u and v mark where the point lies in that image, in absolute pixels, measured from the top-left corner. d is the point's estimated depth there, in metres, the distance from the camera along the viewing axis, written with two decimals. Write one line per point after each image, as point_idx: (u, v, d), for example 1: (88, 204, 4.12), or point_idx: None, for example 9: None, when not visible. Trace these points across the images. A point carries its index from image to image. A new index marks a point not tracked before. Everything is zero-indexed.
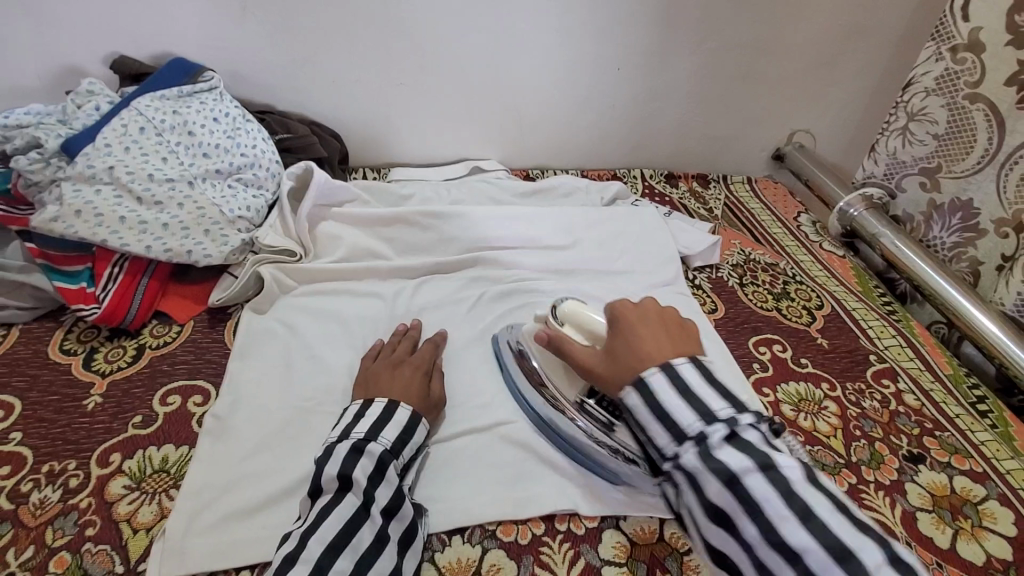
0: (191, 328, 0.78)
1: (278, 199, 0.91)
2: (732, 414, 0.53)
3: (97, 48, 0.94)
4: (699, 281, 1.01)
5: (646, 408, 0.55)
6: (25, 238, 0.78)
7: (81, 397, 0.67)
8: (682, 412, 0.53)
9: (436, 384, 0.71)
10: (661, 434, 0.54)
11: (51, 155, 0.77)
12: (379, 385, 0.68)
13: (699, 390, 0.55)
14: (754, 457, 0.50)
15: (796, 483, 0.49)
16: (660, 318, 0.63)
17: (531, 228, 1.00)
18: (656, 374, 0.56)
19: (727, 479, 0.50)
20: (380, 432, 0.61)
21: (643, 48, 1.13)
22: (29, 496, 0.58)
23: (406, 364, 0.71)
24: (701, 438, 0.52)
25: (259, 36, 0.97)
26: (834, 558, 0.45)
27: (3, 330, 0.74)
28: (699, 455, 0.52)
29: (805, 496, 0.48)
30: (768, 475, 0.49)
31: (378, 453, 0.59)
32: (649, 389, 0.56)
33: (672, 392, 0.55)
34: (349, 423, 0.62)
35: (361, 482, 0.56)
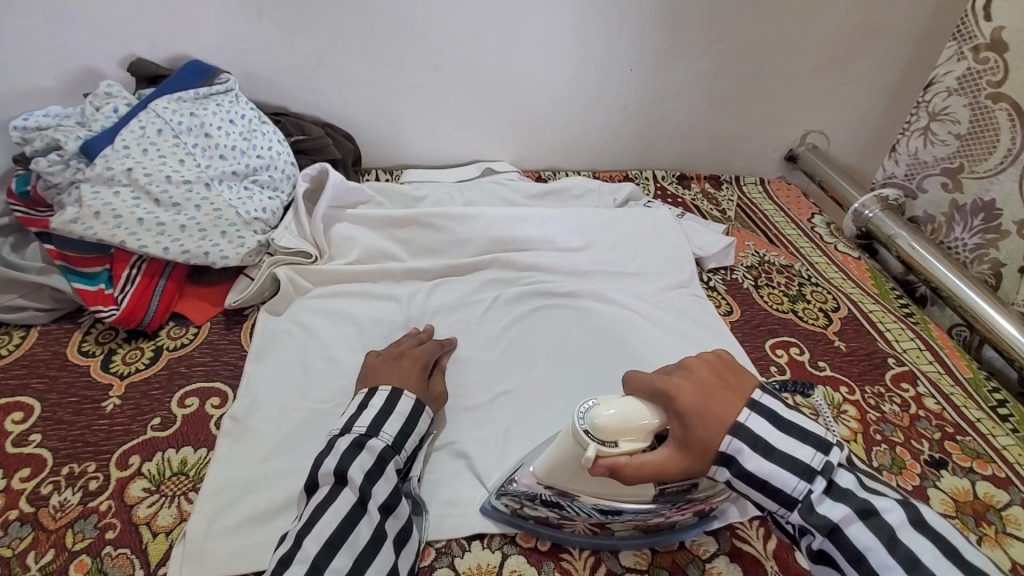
0: (208, 330, 0.78)
1: (293, 201, 0.91)
2: (827, 462, 0.50)
3: (114, 50, 0.95)
4: (714, 283, 1.00)
5: (740, 477, 0.50)
6: (45, 240, 0.78)
7: (100, 399, 0.67)
8: (779, 476, 0.49)
9: (435, 381, 0.71)
10: (764, 499, 0.51)
11: (70, 157, 0.78)
12: (386, 374, 0.68)
13: (789, 443, 0.50)
14: (855, 509, 0.47)
15: (903, 531, 0.46)
16: (700, 368, 0.54)
17: (544, 229, 0.99)
18: (732, 441, 0.50)
19: (832, 534, 0.48)
20: (382, 426, 0.60)
21: (655, 47, 1.12)
22: (49, 499, 0.58)
23: (408, 357, 0.71)
24: (805, 498, 0.49)
25: (273, 38, 0.97)
26: None
27: (22, 332, 0.74)
28: (803, 515, 0.49)
29: (912, 543, 0.46)
30: (872, 525, 0.47)
31: (378, 449, 0.58)
32: (733, 460, 0.50)
33: (758, 456, 0.49)
34: (353, 415, 0.61)
35: (359, 478, 0.54)
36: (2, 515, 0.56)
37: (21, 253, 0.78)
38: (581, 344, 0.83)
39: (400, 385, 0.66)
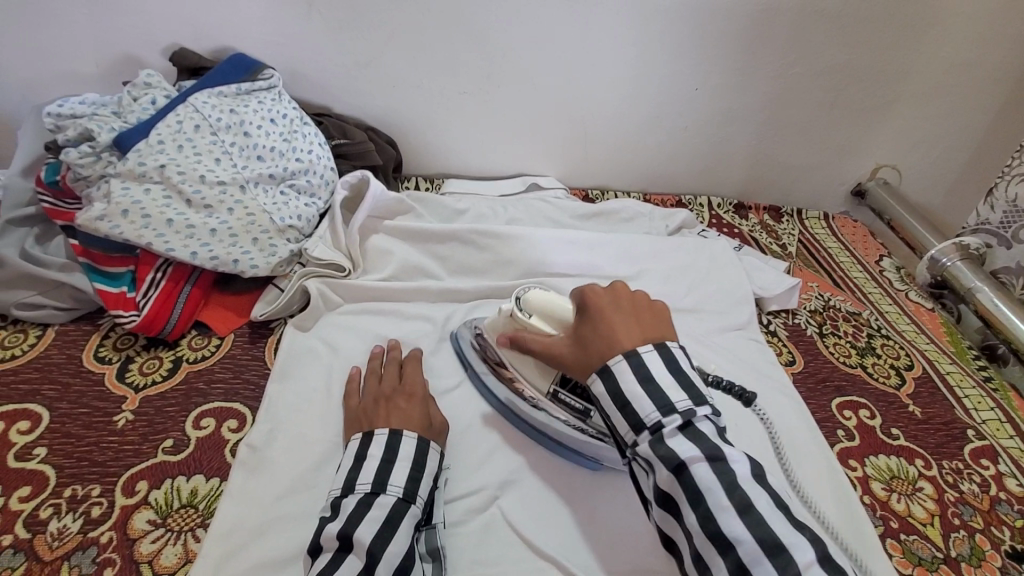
0: (232, 342, 0.73)
1: (330, 208, 0.86)
2: (690, 406, 0.49)
3: (158, 38, 0.91)
4: (774, 327, 0.92)
5: (609, 398, 0.52)
6: (71, 234, 0.74)
7: (113, 412, 0.63)
8: (640, 402, 0.49)
9: (435, 411, 0.64)
10: (622, 426, 0.50)
11: (102, 150, 0.73)
12: (382, 414, 0.61)
13: (661, 377, 0.50)
14: (702, 447, 0.47)
15: (744, 477, 0.46)
16: (629, 296, 0.58)
17: (592, 255, 0.92)
18: (617, 360, 0.52)
19: (673, 467, 0.47)
20: (388, 478, 0.54)
21: (726, 69, 1.05)
22: (47, 525, 0.53)
23: (402, 390, 0.64)
24: (657, 427, 0.49)
25: (323, 34, 0.93)
26: (765, 552, 0.43)
27: (38, 331, 0.70)
28: (652, 444, 0.48)
29: (750, 491, 0.46)
30: (714, 467, 0.46)
31: (389, 505, 0.52)
32: (610, 376, 0.52)
33: (632, 379, 0.50)
34: (349, 471, 0.55)
35: (366, 542, 0.48)
36: None
37: (45, 245, 0.74)
38: None
39: (401, 426, 0.59)
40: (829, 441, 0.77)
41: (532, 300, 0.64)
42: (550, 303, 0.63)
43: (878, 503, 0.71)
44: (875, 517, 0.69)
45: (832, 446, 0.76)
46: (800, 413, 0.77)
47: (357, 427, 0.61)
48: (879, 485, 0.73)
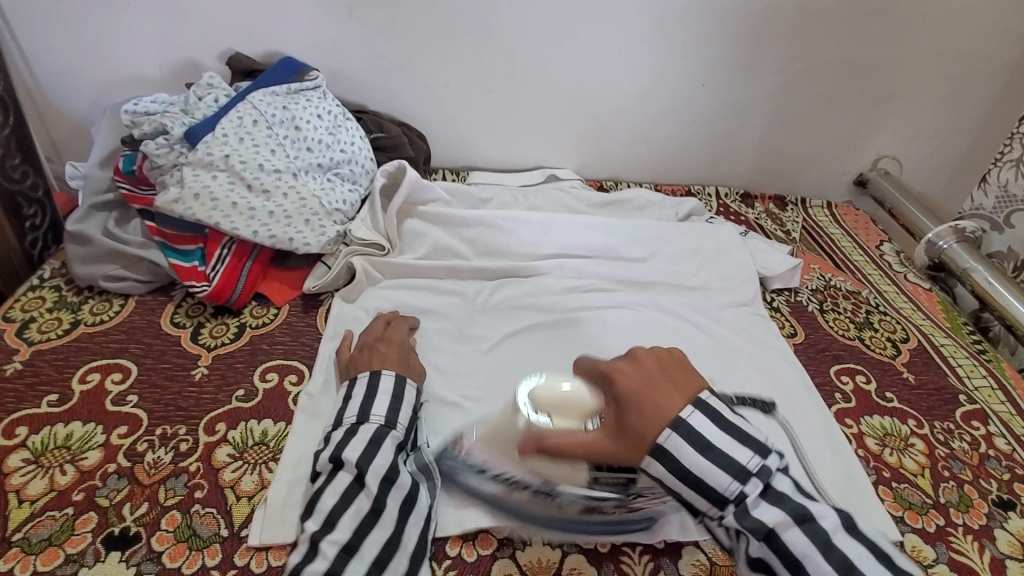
0: (287, 311, 0.82)
1: (370, 194, 0.95)
2: (764, 465, 0.49)
3: (216, 44, 1.01)
4: (778, 303, 0.99)
5: (675, 478, 0.49)
6: (147, 217, 0.84)
7: (190, 367, 0.72)
8: (714, 477, 0.48)
9: (410, 357, 0.73)
10: (697, 498, 0.49)
11: (175, 142, 0.83)
12: (364, 358, 0.70)
13: (723, 442, 0.49)
14: (789, 512, 0.48)
15: (835, 533, 0.48)
16: (650, 359, 0.54)
17: (606, 238, 1.00)
18: (668, 435, 0.49)
19: (764, 536, 0.48)
20: (370, 409, 0.63)
21: (732, 66, 1.13)
22: (144, 456, 0.62)
23: (379, 338, 0.73)
24: (740, 498, 0.48)
25: (362, 38, 1.02)
26: None
27: (121, 301, 0.80)
28: (738, 517, 0.48)
29: (845, 548, 0.47)
30: (805, 529, 0.47)
31: (372, 430, 0.61)
32: (669, 455, 0.49)
33: (694, 453, 0.48)
34: (340, 408, 0.64)
35: (353, 458, 0.58)
36: (102, 467, 0.60)
37: (123, 227, 0.84)
38: None
39: (382, 366, 0.68)
40: (827, 403, 0.84)
41: (540, 398, 0.61)
42: (560, 397, 0.59)
43: (871, 456, 0.78)
44: (869, 467, 0.76)
45: (830, 407, 0.83)
46: (800, 379, 0.85)
47: (347, 373, 0.70)
48: (873, 441, 0.80)
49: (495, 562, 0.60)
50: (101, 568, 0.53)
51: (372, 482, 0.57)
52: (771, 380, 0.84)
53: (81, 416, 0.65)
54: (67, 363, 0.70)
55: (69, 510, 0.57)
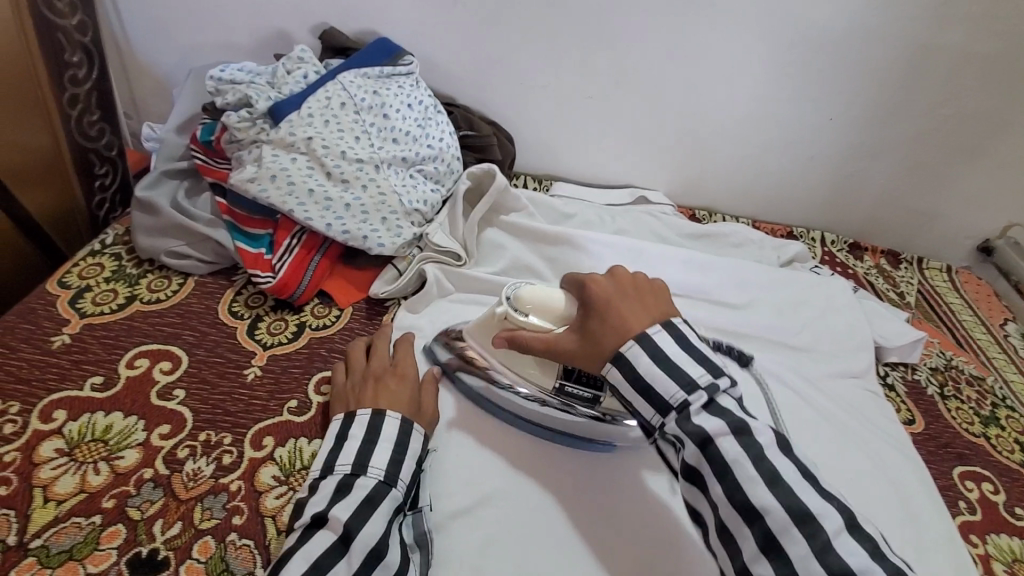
0: (350, 314, 0.76)
1: (452, 196, 0.87)
2: (712, 380, 0.48)
3: (309, 17, 0.95)
4: (891, 379, 0.87)
5: (628, 383, 0.50)
6: (219, 193, 0.79)
7: (243, 365, 0.66)
8: (663, 383, 0.48)
9: (427, 395, 0.63)
10: (643, 404, 0.49)
11: (258, 116, 0.77)
12: (369, 393, 0.60)
13: (678, 358, 0.49)
14: (728, 422, 0.47)
15: (770, 449, 0.46)
16: (632, 280, 0.55)
17: (702, 278, 0.90)
18: (632, 346, 0.50)
19: (702, 443, 0.47)
20: (368, 459, 0.54)
21: (870, 102, 1.00)
22: (184, 465, 0.56)
23: (390, 367, 0.64)
24: (683, 405, 0.48)
25: (463, 27, 0.94)
26: (794, 520, 0.43)
27: (181, 279, 0.74)
28: (678, 423, 0.48)
29: (776, 461, 0.46)
30: (740, 440, 0.46)
31: (370, 487, 0.52)
32: (627, 364, 0.50)
33: (648, 364, 0.49)
34: (332, 454, 0.55)
35: (342, 518, 0.49)
36: (138, 471, 0.54)
37: (193, 200, 0.79)
38: None
39: (387, 407, 0.59)
40: (950, 511, 0.72)
41: (523, 297, 0.61)
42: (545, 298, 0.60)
43: None
44: None
45: (953, 517, 0.71)
46: (918, 476, 0.73)
47: (343, 407, 0.60)
48: (1003, 567, 0.67)
49: None
50: None
51: (356, 553, 0.47)
52: (884, 473, 0.73)
53: (124, 407, 0.59)
54: (117, 344, 0.65)
55: (96, 518, 0.51)
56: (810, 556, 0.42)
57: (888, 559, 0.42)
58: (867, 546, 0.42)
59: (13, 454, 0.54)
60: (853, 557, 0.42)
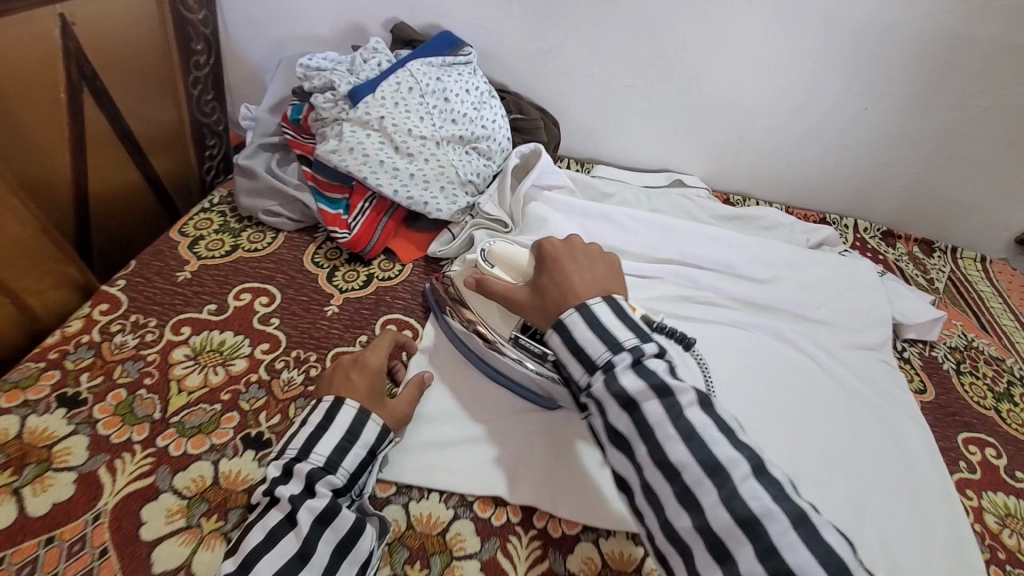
0: (411, 269, 0.88)
1: (501, 171, 0.98)
2: (638, 344, 0.52)
3: (382, 12, 1.08)
4: (908, 354, 0.92)
5: (566, 348, 0.55)
6: (304, 163, 0.93)
7: (324, 303, 0.79)
8: (591, 345, 0.53)
9: (394, 401, 0.65)
10: (575, 366, 0.54)
11: (340, 98, 0.90)
12: (332, 384, 0.63)
13: (610, 322, 0.54)
14: (650, 384, 0.50)
15: (689, 408, 0.49)
16: (582, 248, 0.63)
17: (728, 252, 0.97)
18: (571, 313, 0.56)
19: (624, 403, 0.50)
20: (313, 446, 0.57)
21: (904, 92, 1.04)
22: (281, 373, 0.69)
23: (356, 361, 0.65)
24: (609, 365, 0.52)
25: (517, 20, 1.05)
26: (705, 472, 0.47)
27: (273, 234, 0.88)
28: (605, 382, 0.51)
29: (694, 420, 0.49)
30: (663, 402, 0.49)
31: (305, 471, 0.55)
32: (564, 327, 0.55)
33: (584, 328, 0.54)
34: (287, 440, 0.59)
35: (287, 495, 0.53)
36: (246, 375, 0.68)
37: (283, 168, 0.93)
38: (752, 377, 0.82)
39: (342, 395, 0.61)
40: (949, 469, 0.78)
41: (495, 253, 0.73)
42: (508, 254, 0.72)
43: (988, 534, 0.72)
44: (983, 544, 0.71)
45: (951, 473, 0.77)
46: (921, 437, 0.79)
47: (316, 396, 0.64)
48: (994, 519, 0.74)
49: (577, 543, 0.61)
50: (238, 461, 0.60)
51: (303, 522, 0.52)
52: (888, 431, 0.79)
53: (233, 328, 0.73)
54: (226, 280, 0.79)
55: (217, 405, 0.65)
56: (718, 503, 0.46)
57: (793, 501, 0.45)
58: (771, 490, 0.45)
59: (153, 355, 0.68)
60: (755, 501, 0.45)
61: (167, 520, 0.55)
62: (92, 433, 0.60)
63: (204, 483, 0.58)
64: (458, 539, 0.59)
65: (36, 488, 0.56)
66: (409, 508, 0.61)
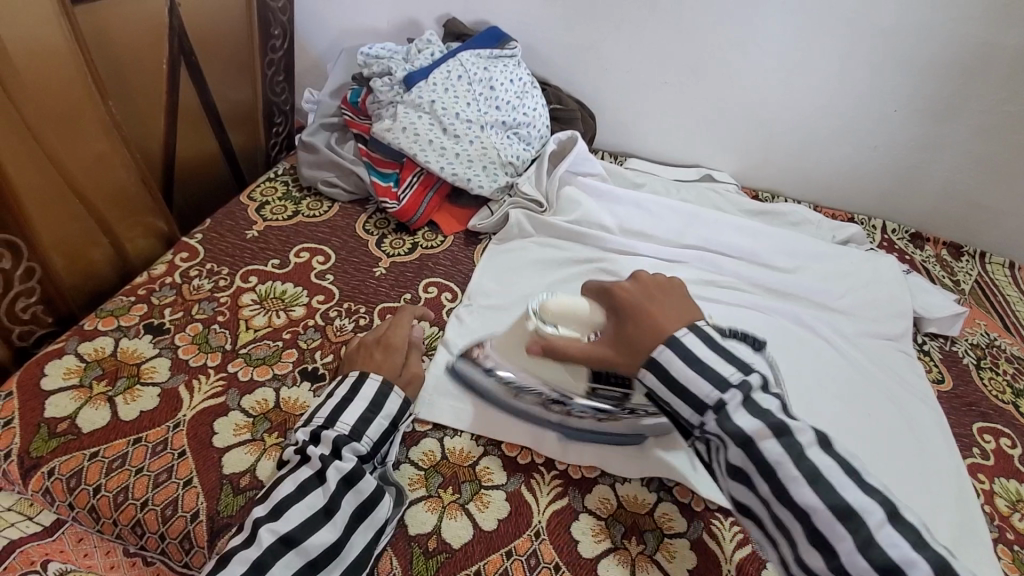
0: (452, 241, 0.95)
1: (540, 156, 1.05)
2: (743, 379, 0.54)
3: (436, 9, 1.17)
4: (928, 347, 0.94)
5: (663, 383, 0.56)
6: (360, 142, 1.02)
7: (373, 265, 0.87)
8: (697, 383, 0.54)
9: (412, 361, 0.71)
10: (680, 405, 0.55)
11: (397, 83, 0.98)
12: (357, 361, 0.69)
13: (709, 358, 0.55)
14: (767, 423, 0.52)
15: (810, 445, 0.52)
16: (654, 281, 0.64)
17: (753, 242, 1.01)
18: (662, 350, 0.56)
19: (742, 442, 0.52)
20: (338, 416, 0.61)
21: (934, 97, 1.06)
22: (334, 320, 0.77)
23: (379, 341, 0.71)
24: (718, 404, 0.53)
25: (561, 18, 1.12)
26: (838, 516, 0.49)
27: (330, 204, 0.97)
28: (718, 422, 0.53)
29: (816, 459, 0.51)
30: (782, 441, 0.51)
31: (332, 439, 0.59)
32: (658, 365, 0.56)
33: (680, 364, 0.55)
34: (316, 408, 0.63)
35: (318, 454, 0.58)
36: (305, 320, 0.76)
37: (341, 146, 1.03)
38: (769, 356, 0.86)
39: (368, 370, 0.67)
40: (960, 454, 0.81)
41: (549, 310, 0.69)
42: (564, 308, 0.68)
43: (998, 515, 0.75)
44: (991, 524, 0.73)
45: (962, 458, 0.80)
46: (934, 422, 0.82)
47: (341, 371, 0.69)
48: (1004, 502, 0.76)
49: (595, 485, 0.66)
50: (296, 390, 0.68)
51: (331, 479, 0.56)
52: (902, 414, 0.82)
53: (294, 280, 0.81)
54: (288, 240, 0.88)
55: (279, 342, 0.73)
56: (856, 549, 0.48)
57: (929, 548, 0.47)
58: (911, 537, 0.48)
59: (225, 297, 0.77)
60: (894, 548, 0.47)
61: (236, 432, 0.63)
62: (173, 356, 0.69)
63: (267, 405, 0.66)
64: (486, 471, 0.66)
65: (128, 397, 0.64)
66: (443, 442, 0.68)
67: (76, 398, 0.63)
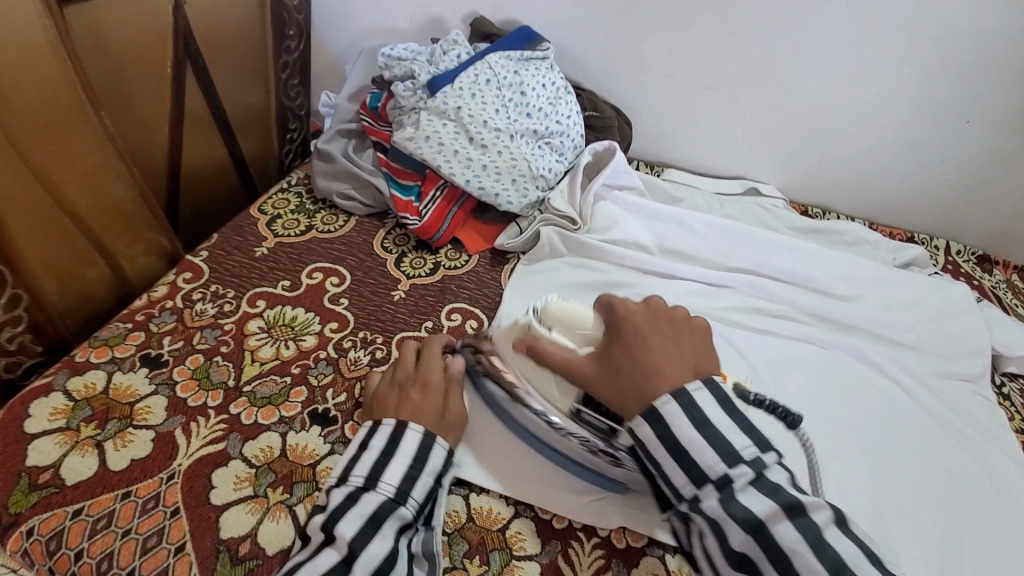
0: (477, 261, 0.88)
1: (573, 168, 0.96)
2: (755, 454, 0.50)
3: (463, 6, 1.09)
4: (1008, 389, 0.85)
5: (661, 445, 0.52)
6: (380, 150, 0.94)
7: (391, 288, 0.80)
8: (702, 452, 0.50)
9: (454, 398, 0.63)
10: (677, 474, 0.51)
11: (419, 87, 0.90)
12: (385, 404, 0.61)
13: (724, 425, 0.51)
14: (778, 502, 0.48)
15: (829, 529, 0.47)
16: (667, 316, 0.60)
17: (808, 266, 0.91)
18: (667, 401, 0.53)
19: (750, 527, 0.48)
20: (381, 475, 0.54)
21: (1013, 108, 0.96)
22: (348, 352, 0.70)
23: (415, 379, 0.63)
24: (723, 478, 0.49)
25: (598, 18, 1.03)
26: None
27: (346, 218, 0.90)
28: (721, 500, 0.49)
29: (837, 545, 0.46)
30: (796, 523, 0.47)
31: (377, 503, 0.52)
32: (663, 421, 0.52)
33: (684, 423, 0.51)
34: (351, 463, 0.55)
35: (343, 537, 0.49)
36: (316, 351, 0.69)
37: (360, 154, 0.95)
38: (830, 398, 0.77)
39: (412, 419, 0.59)
40: None
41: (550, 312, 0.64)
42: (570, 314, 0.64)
43: None
44: None
45: None
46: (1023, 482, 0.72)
47: (370, 414, 0.61)
48: None
49: (642, 558, 0.58)
50: (305, 436, 0.61)
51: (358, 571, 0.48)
52: (985, 471, 0.72)
53: (305, 304, 0.74)
54: (301, 259, 0.81)
55: (287, 378, 0.66)
56: None
57: None
58: None
59: (230, 324, 0.70)
60: None
61: (236, 486, 0.56)
62: (170, 394, 0.62)
63: (272, 454, 0.59)
64: (518, 538, 0.58)
65: (118, 443, 0.58)
66: (469, 500, 0.60)
67: (61, 443, 0.57)
